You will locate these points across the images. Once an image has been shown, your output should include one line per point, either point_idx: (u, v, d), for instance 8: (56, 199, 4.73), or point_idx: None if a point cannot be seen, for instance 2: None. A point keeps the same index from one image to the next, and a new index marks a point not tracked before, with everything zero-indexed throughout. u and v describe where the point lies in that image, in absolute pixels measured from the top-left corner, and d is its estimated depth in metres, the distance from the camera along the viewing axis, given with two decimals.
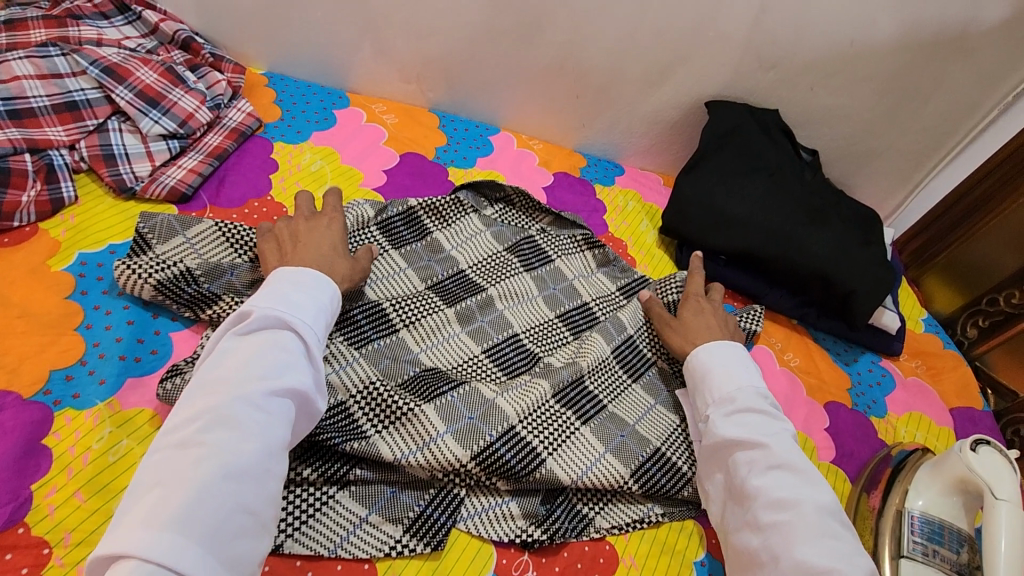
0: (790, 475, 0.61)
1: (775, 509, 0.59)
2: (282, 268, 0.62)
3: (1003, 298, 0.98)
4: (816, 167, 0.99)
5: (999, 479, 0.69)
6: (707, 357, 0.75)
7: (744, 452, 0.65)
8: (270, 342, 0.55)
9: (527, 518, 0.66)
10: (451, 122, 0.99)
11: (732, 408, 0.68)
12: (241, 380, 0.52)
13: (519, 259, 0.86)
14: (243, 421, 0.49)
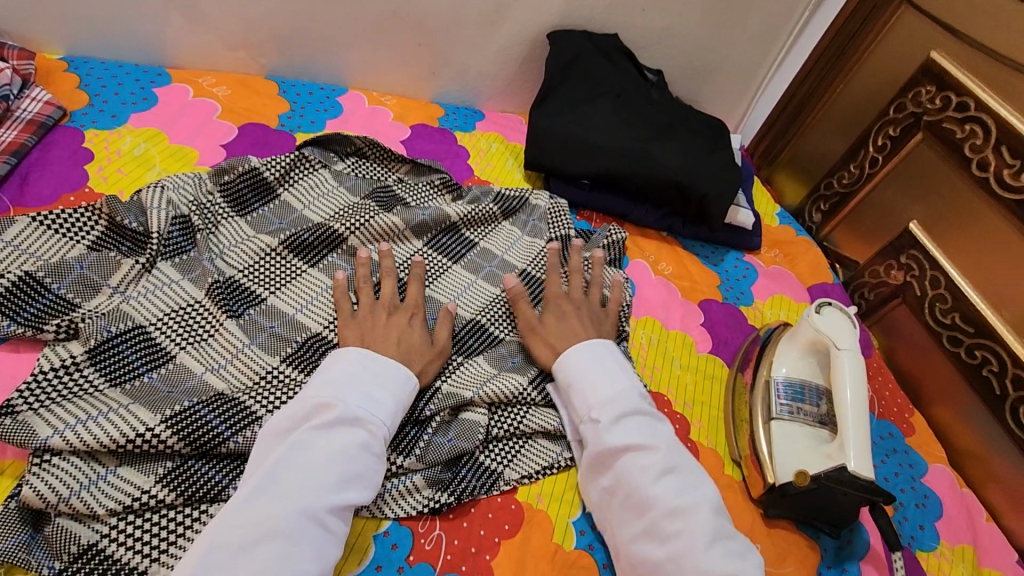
0: (681, 479, 0.60)
1: (674, 517, 0.58)
2: (354, 347, 0.63)
3: (836, 181, 1.08)
4: (659, 87, 1.06)
5: (840, 334, 0.74)
6: (584, 359, 0.70)
7: (636, 458, 0.61)
8: (346, 447, 0.55)
9: (432, 487, 0.63)
10: (293, 87, 0.97)
11: (619, 412, 0.64)
12: (310, 486, 0.53)
13: (375, 204, 0.83)
14: (306, 533, 0.51)
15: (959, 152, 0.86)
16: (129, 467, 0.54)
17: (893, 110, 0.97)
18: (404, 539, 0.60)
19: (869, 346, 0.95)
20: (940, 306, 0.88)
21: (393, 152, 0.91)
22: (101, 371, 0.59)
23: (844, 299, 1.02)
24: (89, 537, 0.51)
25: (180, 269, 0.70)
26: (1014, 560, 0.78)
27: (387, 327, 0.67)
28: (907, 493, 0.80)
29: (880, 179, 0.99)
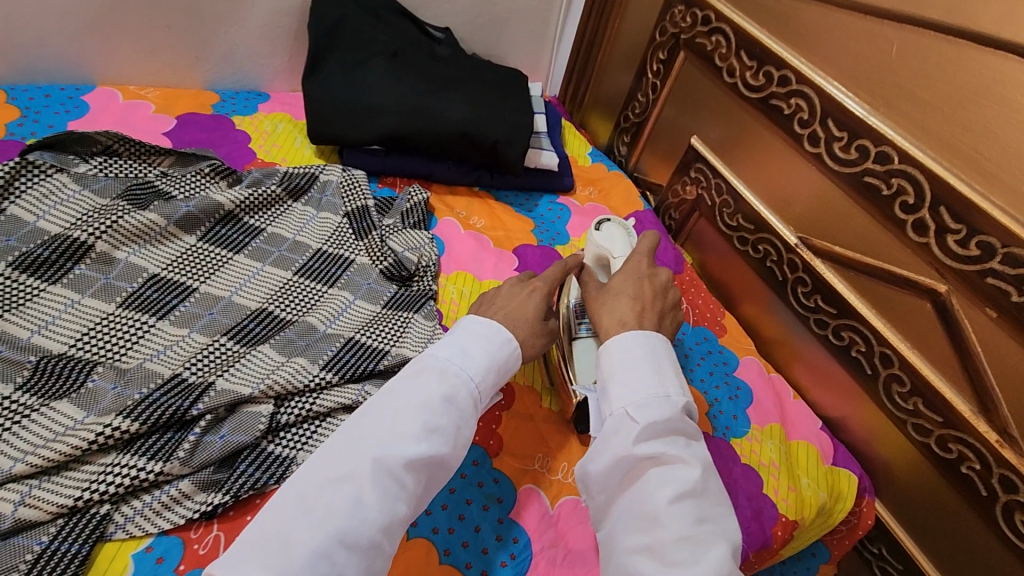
0: (707, 508, 0.51)
1: (684, 544, 0.48)
2: (469, 316, 0.61)
3: (631, 112, 1.12)
4: (446, 44, 1.04)
5: (615, 246, 0.78)
6: (625, 349, 0.59)
7: (661, 471, 0.52)
8: (429, 399, 0.52)
9: (204, 489, 0.56)
10: (25, 92, 0.86)
11: (661, 420, 0.54)
12: (393, 432, 0.50)
13: (129, 202, 0.75)
14: (378, 482, 0.47)
15: (713, 63, 0.91)
16: None
17: (658, 35, 1.01)
18: (173, 549, 0.53)
19: (677, 263, 1.00)
20: (727, 212, 0.94)
21: (151, 146, 0.83)
22: None
23: (657, 223, 1.05)
24: None
25: None
26: (819, 427, 0.85)
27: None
28: (721, 389, 0.85)
29: (664, 103, 1.03)
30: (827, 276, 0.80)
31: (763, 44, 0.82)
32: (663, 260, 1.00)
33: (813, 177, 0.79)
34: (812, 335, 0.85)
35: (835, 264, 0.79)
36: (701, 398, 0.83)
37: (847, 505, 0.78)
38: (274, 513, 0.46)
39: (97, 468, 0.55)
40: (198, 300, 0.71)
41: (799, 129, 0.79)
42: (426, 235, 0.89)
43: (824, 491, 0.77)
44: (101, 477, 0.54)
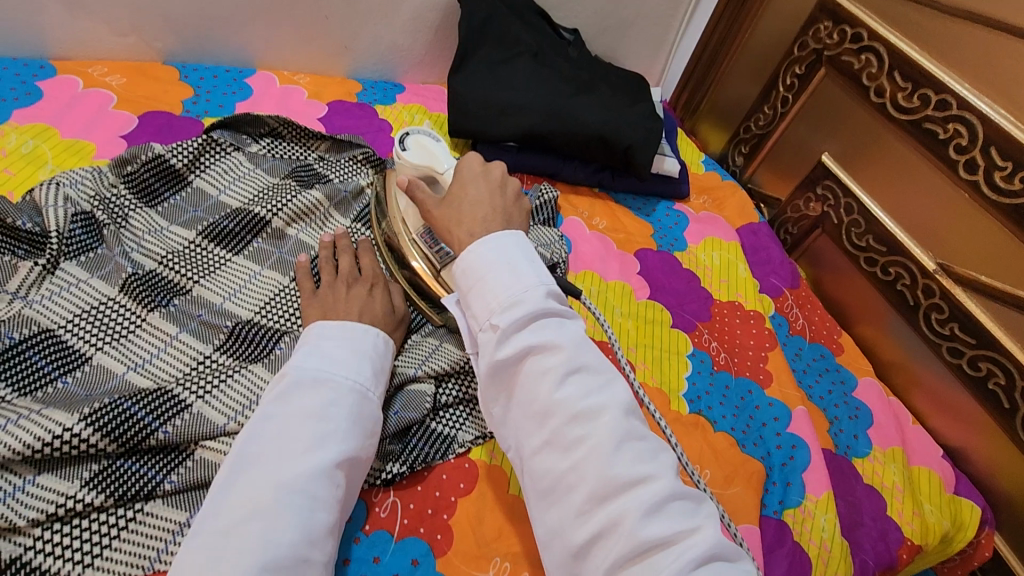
0: (591, 377, 0.49)
1: (577, 423, 0.47)
2: (311, 327, 0.58)
3: (753, 124, 1.12)
4: (577, 45, 1.06)
5: (435, 158, 0.76)
6: (479, 264, 0.54)
7: (536, 361, 0.49)
8: (315, 406, 0.51)
9: (381, 459, 0.61)
10: (195, 71, 0.92)
11: (521, 317, 0.50)
12: (286, 454, 0.48)
13: (296, 184, 0.81)
14: (285, 505, 0.45)
15: (858, 82, 0.91)
16: (50, 475, 0.51)
17: (797, 49, 1.01)
18: (358, 510, 0.58)
19: (794, 278, 1.00)
20: (856, 231, 0.94)
21: (310, 130, 0.88)
22: (7, 381, 0.55)
23: (771, 236, 1.06)
24: (11, 551, 0.47)
25: (87, 267, 0.65)
26: (940, 456, 0.84)
27: (347, 302, 0.64)
28: (841, 408, 0.85)
29: (793, 117, 1.03)
30: (967, 306, 0.80)
31: (922, 67, 0.81)
32: (780, 273, 1.00)
33: (962, 205, 0.79)
34: (940, 361, 0.85)
35: (978, 295, 0.79)
36: (822, 414, 0.83)
37: (968, 534, 0.78)
38: (179, 575, 0.42)
39: None
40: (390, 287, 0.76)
41: (955, 155, 0.78)
42: (556, 231, 0.90)
43: (948, 520, 0.77)
44: None
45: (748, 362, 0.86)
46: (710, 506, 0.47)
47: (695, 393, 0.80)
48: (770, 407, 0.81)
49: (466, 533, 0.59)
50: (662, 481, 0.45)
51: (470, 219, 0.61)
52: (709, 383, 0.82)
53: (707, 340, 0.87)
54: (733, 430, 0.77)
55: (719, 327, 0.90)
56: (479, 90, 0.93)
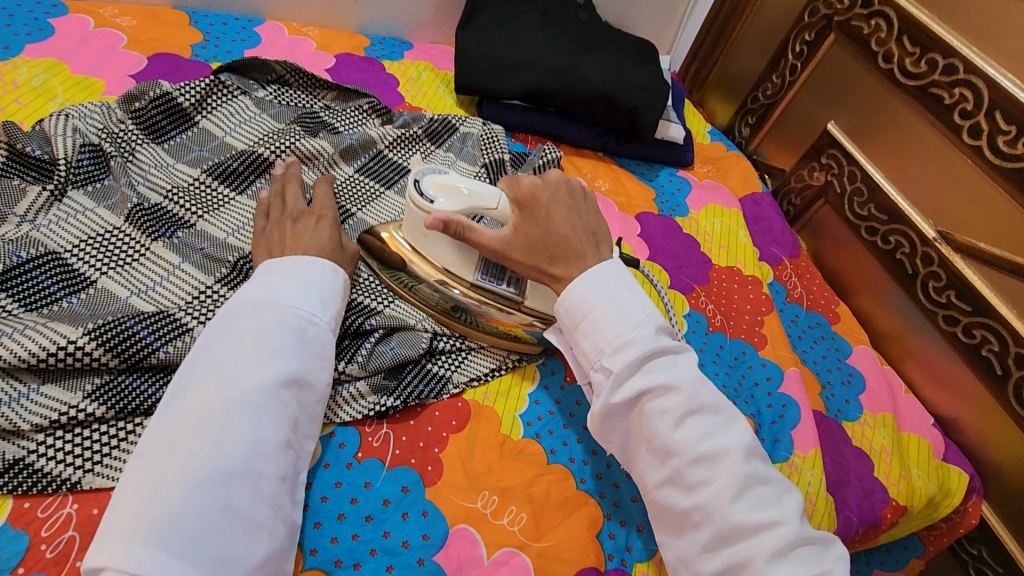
0: (708, 420, 0.54)
1: (699, 464, 0.52)
2: (265, 262, 0.59)
3: (761, 94, 1.12)
4: (586, 7, 1.06)
5: (469, 195, 0.64)
6: (586, 303, 0.59)
7: (654, 402, 0.55)
8: (259, 329, 0.51)
9: (377, 393, 0.62)
10: (204, 17, 0.92)
11: (633, 359, 0.56)
12: (228, 373, 0.48)
13: (302, 129, 0.81)
14: (228, 420, 0.46)
15: (868, 48, 0.90)
16: (53, 386, 0.52)
17: (808, 16, 1.00)
18: (352, 438, 0.59)
19: (795, 248, 1.00)
20: (858, 200, 0.94)
21: (317, 79, 0.89)
22: (14, 296, 0.56)
23: (774, 206, 1.06)
24: (14, 453, 0.49)
25: (94, 197, 0.66)
26: (931, 424, 0.85)
27: (297, 238, 0.63)
28: (834, 373, 0.86)
29: (801, 86, 1.03)
30: (964, 273, 0.80)
31: (932, 30, 0.80)
32: (780, 243, 1.00)
33: (964, 171, 0.79)
34: (935, 331, 0.86)
35: (976, 262, 0.79)
36: (815, 377, 0.84)
37: (954, 501, 0.79)
38: (125, 488, 0.43)
39: None
40: (354, 224, 0.76)
41: (959, 120, 0.78)
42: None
43: (934, 484, 0.78)
44: None
45: (744, 325, 0.86)
46: (834, 547, 0.52)
47: None
48: (763, 367, 0.81)
49: (457, 466, 0.60)
50: (787, 526, 0.49)
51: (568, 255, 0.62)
52: (704, 342, 0.83)
53: (704, 303, 0.88)
54: (725, 387, 0.78)
55: (717, 290, 0.90)
56: (487, 46, 0.93)
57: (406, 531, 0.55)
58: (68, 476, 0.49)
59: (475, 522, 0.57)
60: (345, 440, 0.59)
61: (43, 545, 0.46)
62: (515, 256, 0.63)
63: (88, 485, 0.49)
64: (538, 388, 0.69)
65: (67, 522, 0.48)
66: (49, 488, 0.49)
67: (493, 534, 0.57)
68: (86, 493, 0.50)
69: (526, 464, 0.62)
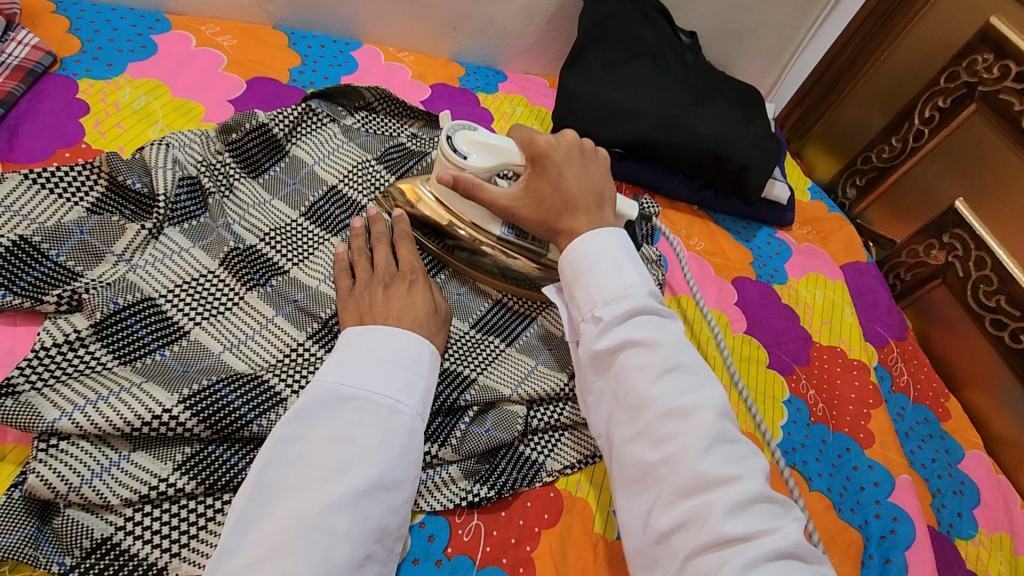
0: (686, 378, 0.51)
1: (669, 419, 0.49)
2: (347, 333, 0.56)
3: (874, 154, 1.04)
4: (695, 50, 0.99)
5: (495, 146, 0.64)
6: (593, 253, 0.58)
7: (636, 355, 0.52)
8: (339, 431, 0.49)
9: (470, 478, 0.58)
10: (303, 40, 0.89)
11: (621, 312, 0.54)
12: (308, 485, 0.47)
13: (390, 166, 0.77)
14: (304, 544, 0.44)
15: (1017, 126, 0.82)
16: (143, 454, 0.49)
17: (946, 80, 0.92)
18: (442, 530, 0.55)
19: (902, 329, 0.93)
20: (985, 288, 0.86)
21: (404, 106, 0.84)
22: (109, 347, 0.53)
23: (879, 278, 0.98)
24: (102, 531, 0.46)
25: (190, 237, 0.63)
26: None
27: (386, 303, 0.60)
28: (945, 480, 0.78)
29: (926, 153, 0.95)
30: None
31: None
32: (886, 322, 0.93)
33: None
34: None
35: None
36: (924, 485, 0.76)
37: None
38: None
39: None
40: (446, 275, 0.71)
41: None
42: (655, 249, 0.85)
43: None
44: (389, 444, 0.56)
45: (848, 416, 0.79)
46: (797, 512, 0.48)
47: (791, 444, 0.74)
48: (871, 470, 0.74)
49: (551, 570, 0.56)
50: (747, 482, 0.46)
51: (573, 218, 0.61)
52: (806, 435, 0.76)
53: (805, 387, 0.81)
54: (830, 490, 0.72)
55: (818, 373, 0.83)
56: (593, 89, 0.88)
57: None
58: (156, 562, 0.46)
59: None
60: (436, 532, 0.55)
61: None
62: (523, 213, 0.63)
63: (174, 572, 0.46)
64: None
65: None
66: (136, 573, 0.45)
67: None
68: None
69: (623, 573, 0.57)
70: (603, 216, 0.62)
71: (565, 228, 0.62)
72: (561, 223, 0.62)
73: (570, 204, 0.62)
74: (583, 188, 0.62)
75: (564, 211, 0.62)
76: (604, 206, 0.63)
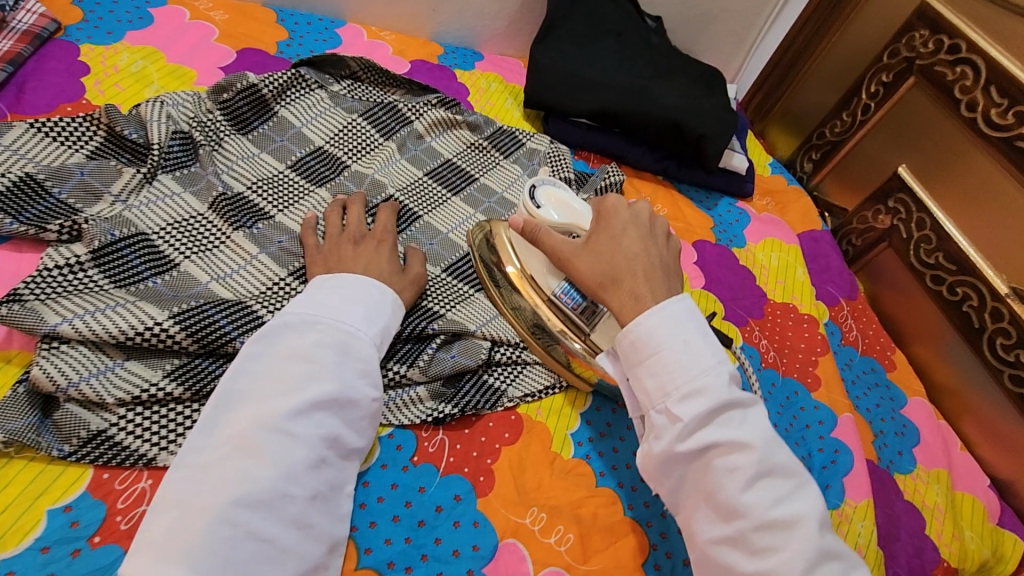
0: (778, 483, 0.49)
1: (767, 530, 0.47)
2: (318, 276, 0.60)
3: (828, 130, 1.11)
4: (659, 31, 1.06)
5: (574, 208, 0.66)
6: (665, 329, 0.53)
7: (722, 458, 0.50)
8: (299, 350, 0.52)
9: (435, 399, 0.63)
10: (291, 17, 0.95)
11: (704, 410, 0.50)
12: (269, 395, 0.50)
13: (374, 128, 0.83)
14: (264, 446, 0.47)
15: (950, 95, 0.89)
16: (136, 362, 0.54)
17: (888, 57, 1.00)
18: (408, 441, 0.60)
19: (853, 291, 0.99)
20: (925, 247, 0.92)
21: (387, 76, 0.91)
22: (105, 272, 0.58)
23: (833, 245, 1.05)
24: (98, 425, 0.51)
25: (181, 183, 0.69)
26: (986, 485, 0.82)
27: (354, 259, 0.64)
28: (887, 422, 0.84)
29: (872, 126, 1.02)
30: None
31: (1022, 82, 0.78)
32: (838, 283, 0.99)
33: None
34: (999, 388, 0.83)
35: None
36: (867, 425, 0.82)
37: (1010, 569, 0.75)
38: (160, 501, 0.45)
39: None
40: (420, 228, 0.77)
41: None
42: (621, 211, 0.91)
43: (988, 547, 0.75)
44: None
45: (797, 363, 0.85)
46: None
47: None
48: (815, 410, 0.80)
49: (508, 479, 0.61)
50: None
51: (629, 280, 0.58)
52: (756, 379, 0.81)
53: (757, 337, 0.87)
54: (776, 426, 0.77)
55: (771, 326, 0.89)
56: (561, 64, 0.95)
57: (457, 540, 0.56)
58: (146, 453, 0.51)
59: (523, 538, 0.57)
60: (402, 444, 0.60)
61: (118, 517, 0.48)
62: (580, 267, 0.60)
63: (163, 462, 0.51)
64: (589, 406, 0.69)
65: (141, 497, 0.49)
66: (127, 461, 0.50)
67: (540, 551, 0.57)
68: (159, 471, 0.51)
69: (576, 486, 0.62)
70: (668, 285, 0.59)
71: (616, 284, 0.58)
72: (615, 284, 0.58)
73: (625, 265, 0.58)
74: (647, 252, 0.60)
75: (621, 270, 0.58)
76: (666, 274, 0.60)
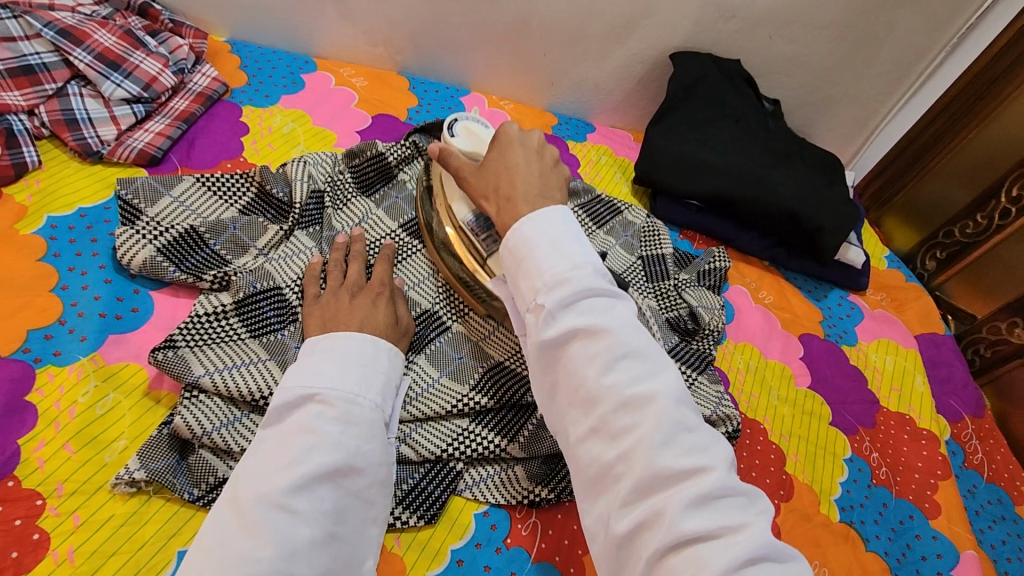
0: (640, 363, 0.45)
1: (625, 410, 0.43)
2: (309, 338, 0.56)
3: (957, 229, 1.07)
4: (777, 115, 1.04)
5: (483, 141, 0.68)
6: (536, 231, 0.51)
7: (582, 346, 0.46)
8: (300, 424, 0.49)
9: (532, 479, 0.63)
10: (422, 85, 1.02)
11: (567, 297, 0.47)
12: (268, 472, 0.46)
13: None
14: (262, 525, 0.42)
15: None
16: (261, 414, 0.58)
17: None
18: (502, 521, 0.61)
19: (978, 407, 0.91)
20: None
21: None
22: (244, 322, 0.63)
23: (955, 352, 0.97)
24: (224, 473, 0.55)
25: (315, 238, 0.73)
26: None
27: None
28: (1015, 564, 0.76)
29: (1011, 233, 0.98)
30: None
31: None
32: (962, 397, 0.91)
33: None
34: None
35: None
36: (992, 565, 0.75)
37: None
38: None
39: (456, 430, 0.63)
40: None
41: None
42: (720, 299, 0.88)
43: None
44: (461, 439, 0.62)
45: (913, 484, 0.78)
46: (763, 501, 0.43)
47: (850, 501, 0.74)
48: (933, 540, 0.73)
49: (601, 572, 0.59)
50: (714, 472, 0.41)
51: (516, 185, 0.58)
52: (864, 496, 0.75)
53: (868, 449, 0.80)
54: (887, 554, 0.71)
55: (883, 438, 0.82)
56: (675, 147, 0.95)
57: None
58: None
59: None
60: (496, 525, 0.60)
61: None
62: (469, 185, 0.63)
63: None
64: None
65: None
66: None
67: None
68: None
69: None
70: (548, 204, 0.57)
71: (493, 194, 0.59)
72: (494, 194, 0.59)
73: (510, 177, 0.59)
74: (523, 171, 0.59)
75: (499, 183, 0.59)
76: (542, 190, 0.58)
